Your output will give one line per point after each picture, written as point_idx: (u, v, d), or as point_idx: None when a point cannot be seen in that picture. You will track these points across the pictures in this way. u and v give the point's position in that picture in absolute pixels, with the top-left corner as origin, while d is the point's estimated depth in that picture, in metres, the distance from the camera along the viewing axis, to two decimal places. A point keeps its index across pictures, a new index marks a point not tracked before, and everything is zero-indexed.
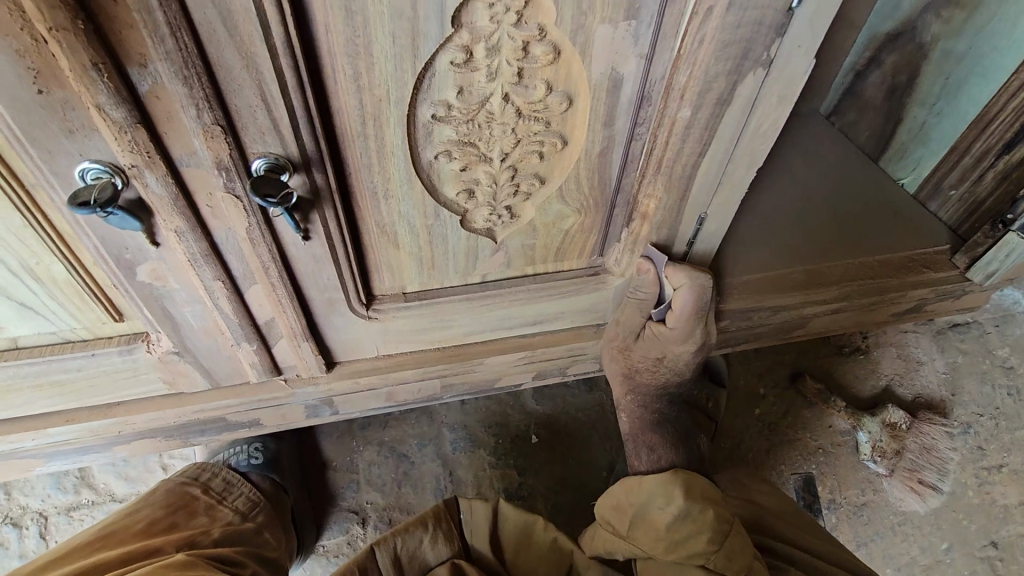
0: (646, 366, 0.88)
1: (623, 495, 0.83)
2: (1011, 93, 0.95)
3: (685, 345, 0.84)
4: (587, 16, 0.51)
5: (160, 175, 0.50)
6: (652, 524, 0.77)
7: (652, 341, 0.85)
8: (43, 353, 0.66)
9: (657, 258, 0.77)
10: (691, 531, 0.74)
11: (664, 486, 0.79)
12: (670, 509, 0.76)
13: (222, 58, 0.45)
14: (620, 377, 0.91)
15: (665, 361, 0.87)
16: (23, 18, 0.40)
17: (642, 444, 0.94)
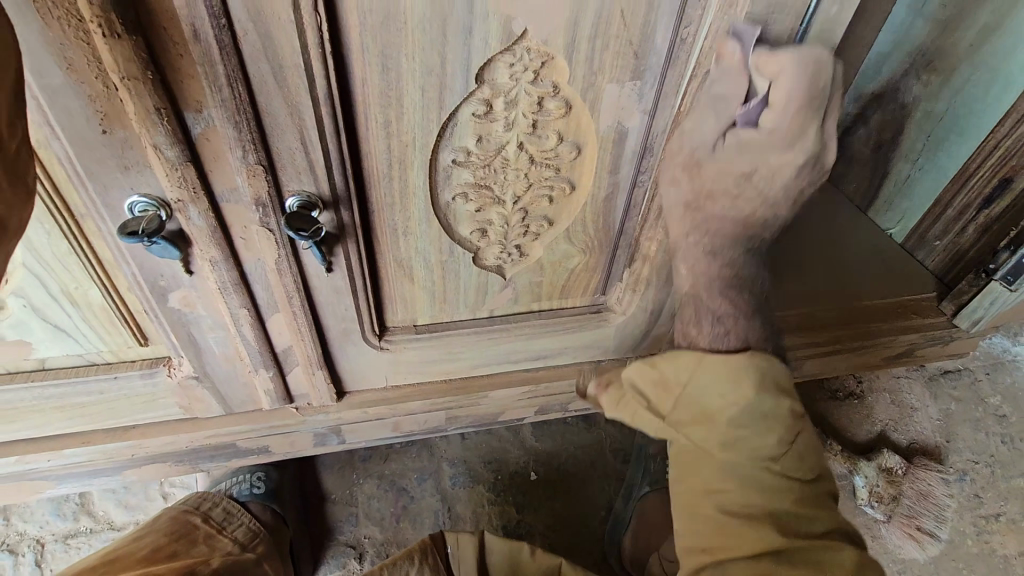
0: (724, 189, 0.59)
1: (670, 372, 0.61)
2: (986, 153, 1.03)
3: (790, 154, 0.55)
4: (596, 77, 0.57)
5: (202, 209, 0.55)
6: (705, 411, 0.58)
7: (735, 151, 0.56)
8: (68, 374, 0.69)
9: (746, 39, 0.53)
10: (761, 425, 0.56)
11: (729, 372, 0.57)
12: (738, 397, 0.56)
13: (270, 106, 0.50)
14: (677, 214, 0.63)
15: (756, 189, 0.58)
16: (98, 68, 0.44)
17: (689, 348, 0.69)
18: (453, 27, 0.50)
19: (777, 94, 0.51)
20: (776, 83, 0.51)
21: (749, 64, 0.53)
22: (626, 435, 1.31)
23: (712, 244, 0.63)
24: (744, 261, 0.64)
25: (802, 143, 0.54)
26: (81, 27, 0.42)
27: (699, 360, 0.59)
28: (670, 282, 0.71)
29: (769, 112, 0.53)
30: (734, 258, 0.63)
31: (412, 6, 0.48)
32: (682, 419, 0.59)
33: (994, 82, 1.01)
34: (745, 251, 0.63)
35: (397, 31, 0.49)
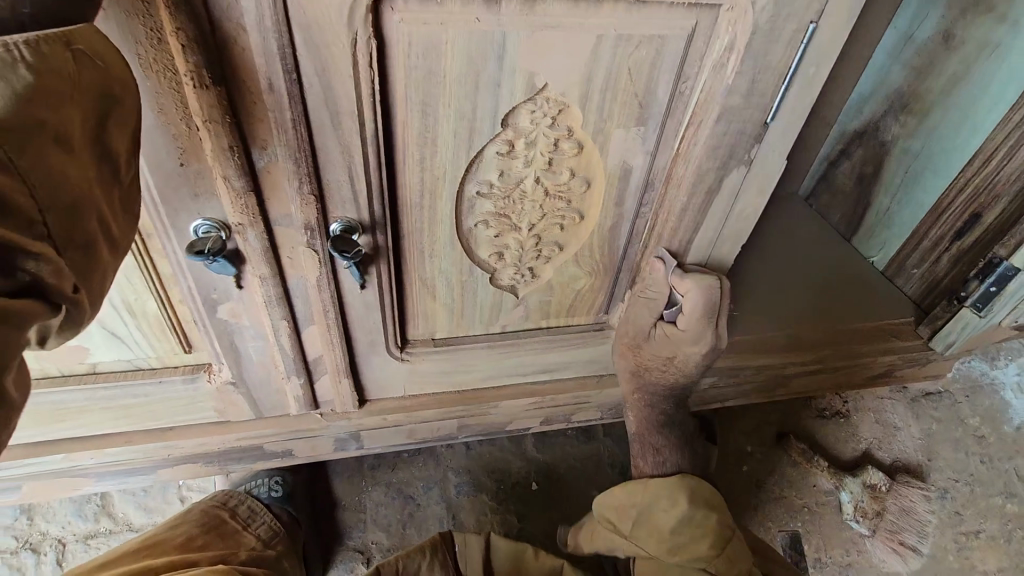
0: (656, 364, 0.88)
1: (629, 499, 0.88)
2: (959, 189, 1.12)
3: (696, 347, 0.84)
4: (606, 123, 0.65)
5: (258, 232, 0.62)
6: (654, 529, 0.84)
7: (664, 341, 0.86)
8: (116, 378, 0.75)
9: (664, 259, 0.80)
10: (694, 534, 0.81)
11: (670, 496, 0.85)
12: (675, 512, 0.83)
13: (325, 144, 0.57)
14: (627, 373, 0.92)
15: (676, 361, 0.87)
16: (185, 113, 0.52)
17: (648, 445, 0.96)
18: (484, 80, 0.58)
19: (681, 284, 0.80)
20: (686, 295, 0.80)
21: (667, 280, 0.81)
22: (624, 448, 1.38)
23: None
24: (679, 375, 0.89)
25: (707, 338, 0.83)
26: (175, 80, 0.50)
27: (649, 484, 0.88)
28: (632, 405, 0.95)
29: (679, 282, 0.80)
30: (662, 397, 0.93)
31: (451, 63, 0.56)
32: (637, 534, 0.85)
33: (963, 125, 1.11)
34: (684, 367, 0.87)
35: (437, 83, 0.57)
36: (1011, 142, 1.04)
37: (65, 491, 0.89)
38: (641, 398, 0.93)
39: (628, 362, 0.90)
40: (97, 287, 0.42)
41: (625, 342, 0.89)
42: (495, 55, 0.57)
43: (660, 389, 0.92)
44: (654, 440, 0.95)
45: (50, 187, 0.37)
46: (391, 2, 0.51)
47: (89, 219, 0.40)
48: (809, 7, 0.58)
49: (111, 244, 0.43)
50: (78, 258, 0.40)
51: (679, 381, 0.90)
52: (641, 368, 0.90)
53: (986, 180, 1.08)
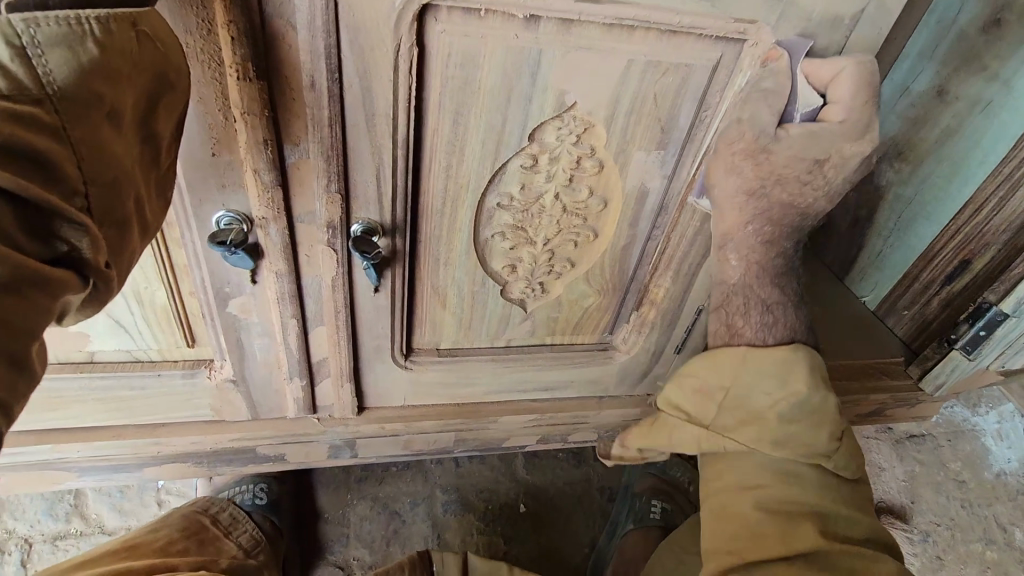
0: (794, 175, 0.66)
1: (718, 381, 0.76)
2: (948, 237, 1.17)
3: (861, 142, 0.63)
4: (628, 144, 0.67)
5: (280, 227, 0.62)
6: (751, 413, 0.74)
7: (804, 143, 0.63)
8: (114, 368, 0.73)
9: (797, 46, 0.60)
10: (811, 424, 0.72)
11: (780, 367, 0.73)
12: (783, 395, 0.72)
13: (357, 146, 0.58)
14: (741, 198, 0.69)
15: (828, 165, 0.64)
16: (223, 103, 0.53)
17: (756, 302, 0.76)
18: (517, 94, 0.60)
19: (828, 68, 0.61)
20: (832, 86, 0.62)
21: (797, 71, 0.61)
22: (612, 474, 1.37)
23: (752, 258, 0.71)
24: (818, 192, 0.68)
25: (869, 135, 0.63)
26: (217, 70, 0.51)
27: (745, 357, 0.75)
28: (737, 245, 0.73)
29: (821, 68, 0.61)
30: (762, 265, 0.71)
31: (486, 75, 0.57)
32: (729, 424, 0.75)
33: (956, 175, 1.15)
34: (829, 182, 0.66)
35: (471, 94, 0.58)
36: (1001, 192, 1.08)
37: (44, 486, 0.87)
38: (758, 231, 0.71)
39: (746, 175, 0.67)
40: (125, 266, 0.41)
41: (741, 148, 0.66)
42: (530, 72, 0.58)
43: (785, 220, 0.71)
44: (765, 294, 0.76)
45: (100, 161, 0.37)
46: (436, 13, 0.52)
47: (128, 198, 0.39)
48: (828, 49, 0.62)
49: (142, 227, 0.43)
50: (111, 236, 0.39)
51: (816, 205, 0.69)
52: (767, 179, 0.67)
53: (975, 228, 1.13)
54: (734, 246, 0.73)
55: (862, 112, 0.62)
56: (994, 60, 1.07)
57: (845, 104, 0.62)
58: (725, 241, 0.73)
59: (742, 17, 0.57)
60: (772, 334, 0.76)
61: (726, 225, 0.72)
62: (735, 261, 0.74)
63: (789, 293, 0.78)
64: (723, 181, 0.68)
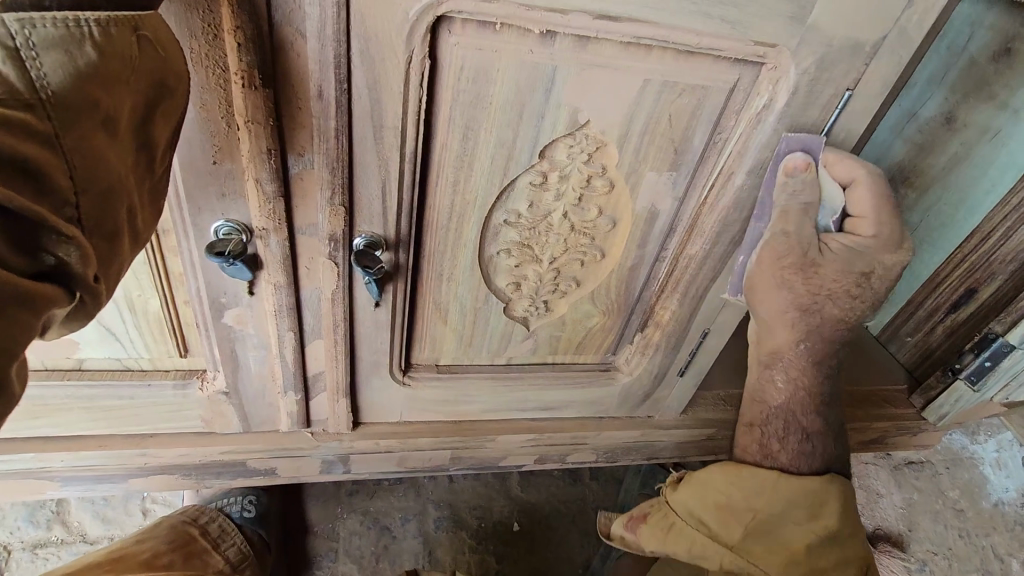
0: (835, 284, 0.66)
1: (745, 503, 0.73)
2: (955, 266, 1.15)
3: (898, 254, 0.66)
4: (640, 164, 0.66)
5: (281, 239, 0.60)
6: (779, 543, 0.71)
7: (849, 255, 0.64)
8: (103, 376, 0.71)
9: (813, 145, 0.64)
10: (838, 558, 0.71)
11: (813, 499, 0.72)
12: (814, 528, 0.71)
13: (362, 158, 0.56)
14: (793, 313, 0.69)
15: (874, 278, 0.66)
16: (227, 111, 0.51)
17: (796, 428, 0.77)
18: (529, 110, 0.58)
19: (846, 171, 0.64)
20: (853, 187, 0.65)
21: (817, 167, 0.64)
22: (607, 493, 1.35)
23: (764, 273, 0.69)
24: (867, 306, 0.68)
25: (900, 248, 0.66)
26: (222, 77, 0.49)
27: (774, 484, 0.73)
28: (787, 364, 0.73)
29: (838, 164, 0.64)
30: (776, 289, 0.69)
31: (498, 90, 0.56)
32: (756, 549, 0.71)
33: (961, 204, 1.13)
34: (875, 296, 0.67)
35: (482, 109, 0.57)
36: (1007, 224, 1.08)
37: (26, 494, 0.84)
38: (807, 349, 0.71)
39: (798, 292, 0.67)
40: (114, 280, 0.39)
41: (791, 262, 0.65)
42: (544, 88, 0.57)
43: (830, 338, 0.71)
44: (806, 422, 0.77)
45: (91, 170, 0.34)
46: (450, 25, 0.51)
47: (121, 207, 0.37)
48: (846, 75, 0.60)
49: (133, 237, 0.40)
50: (102, 248, 0.37)
51: (862, 318, 0.69)
52: (818, 295, 0.67)
53: (981, 258, 1.12)
54: (783, 366, 0.74)
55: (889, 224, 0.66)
56: (1003, 90, 1.05)
57: (872, 220, 0.65)
58: (776, 359, 0.73)
59: (761, 40, 0.56)
60: (808, 462, 0.77)
61: (779, 343, 0.72)
62: (779, 383, 0.75)
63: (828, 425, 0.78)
64: (771, 297, 0.69)
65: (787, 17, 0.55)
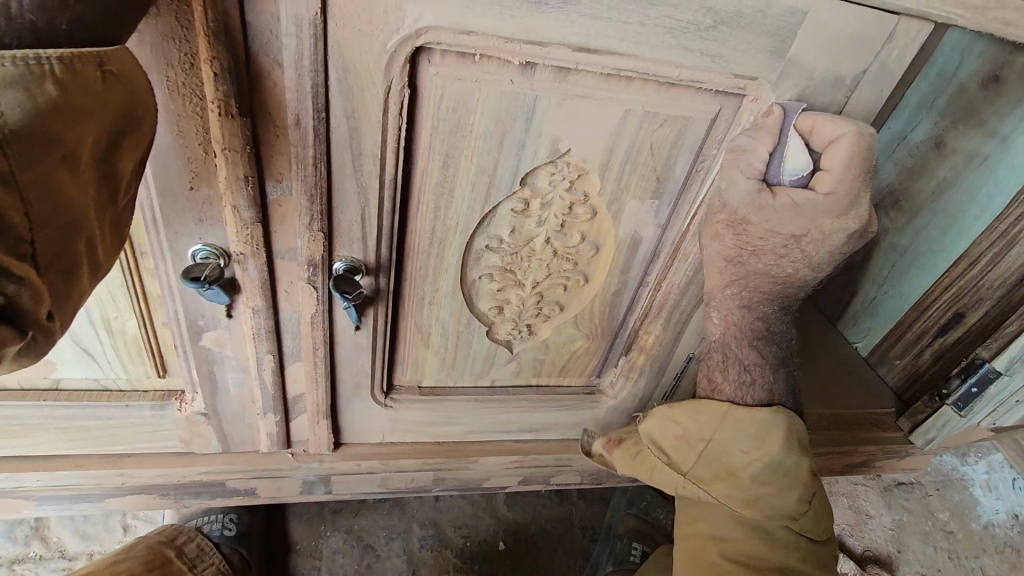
0: (772, 246, 0.62)
1: (717, 453, 0.73)
2: (943, 289, 1.15)
3: (844, 220, 0.58)
4: (622, 192, 0.66)
5: (259, 263, 0.60)
6: (728, 471, 0.71)
7: (786, 213, 0.58)
8: (79, 397, 0.70)
9: (791, 110, 0.57)
10: (782, 487, 0.70)
11: (759, 430, 0.71)
12: (758, 458, 0.70)
13: (342, 185, 0.56)
14: (721, 263, 0.66)
15: (806, 240, 0.60)
16: (204, 138, 0.51)
17: (736, 362, 0.74)
18: (510, 138, 0.58)
19: (829, 129, 0.57)
20: (830, 149, 0.57)
21: (787, 129, 0.57)
22: (595, 513, 1.34)
23: (748, 299, 0.69)
24: (799, 264, 0.63)
25: (856, 211, 0.58)
26: (199, 105, 0.49)
27: (725, 414, 0.73)
28: (718, 304, 0.70)
29: (821, 126, 0.57)
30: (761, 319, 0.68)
31: (479, 119, 0.56)
32: (706, 477, 0.72)
33: (949, 229, 1.13)
34: (810, 256, 0.62)
35: (462, 137, 0.57)
36: (996, 248, 1.06)
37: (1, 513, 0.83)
38: (735, 296, 0.68)
39: (726, 244, 0.64)
40: (69, 312, 0.38)
41: (723, 220, 0.62)
42: (524, 117, 0.57)
43: (762, 287, 0.67)
44: (744, 356, 0.74)
45: (49, 208, 0.34)
46: (430, 55, 0.51)
47: (78, 241, 0.37)
48: (827, 108, 0.61)
49: (92, 270, 0.40)
50: (57, 283, 0.36)
51: (800, 276, 0.64)
52: (745, 248, 0.63)
53: (969, 282, 1.11)
54: (717, 305, 0.71)
55: (852, 186, 0.57)
56: (992, 117, 1.05)
57: (836, 175, 0.57)
58: (710, 298, 0.71)
59: (742, 73, 0.56)
60: (750, 394, 0.75)
61: (710, 283, 0.69)
62: (716, 319, 0.73)
63: (770, 357, 0.75)
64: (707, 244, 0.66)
65: (768, 51, 0.55)
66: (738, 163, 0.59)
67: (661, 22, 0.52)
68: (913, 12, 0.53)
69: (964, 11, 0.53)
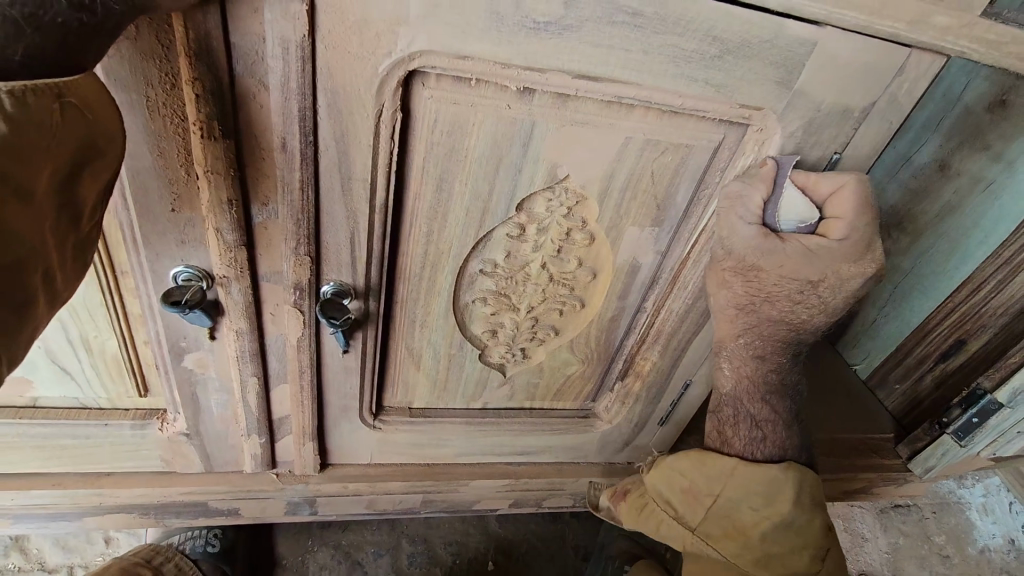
0: (785, 293, 0.59)
1: (725, 509, 0.69)
2: (943, 315, 1.13)
3: (860, 264, 0.56)
4: (621, 220, 0.64)
5: (243, 286, 0.58)
6: (737, 529, 0.68)
7: (799, 257, 0.55)
8: (57, 415, 0.68)
9: (785, 163, 0.57)
10: (795, 547, 0.67)
11: (769, 487, 0.68)
12: (770, 514, 0.67)
13: (330, 209, 0.54)
14: (732, 311, 0.63)
15: (823, 286, 0.57)
16: (186, 159, 0.49)
17: (746, 416, 0.71)
18: (507, 163, 0.56)
19: (829, 181, 0.57)
20: (833, 199, 0.58)
21: (783, 181, 0.57)
22: (588, 532, 1.32)
23: (762, 348, 0.65)
24: (814, 311, 0.60)
25: (871, 255, 0.56)
26: (181, 126, 0.47)
27: (733, 470, 0.69)
28: (730, 354, 0.67)
29: (820, 181, 0.57)
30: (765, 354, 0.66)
31: (474, 144, 0.54)
32: (714, 533, 0.69)
33: (954, 255, 1.10)
34: (826, 302, 0.58)
35: (456, 161, 0.55)
36: (999, 275, 1.04)
37: None
38: (748, 346, 0.65)
39: (736, 291, 0.61)
40: (22, 351, 0.35)
41: (730, 268, 0.60)
42: (521, 142, 0.55)
43: (777, 335, 0.64)
44: (756, 410, 0.70)
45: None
46: (424, 78, 0.49)
47: (32, 274, 0.34)
48: (835, 138, 0.59)
49: (52, 299, 0.37)
50: (10, 319, 0.33)
51: (814, 322, 0.61)
52: (758, 296, 0.60)
53: (972, 308, 1.08)
54: (729, 355, 0.67)
55: (864, 231, 0.56)
56: (998, 141, 1.02)
57: (848, 223, 0.56)
58: (720, 348, 0.68)
59: (748, 103, 0.54)
60: (761, 450, 0.71)
61: (720, 333, 0.66)
62: (727, 370, 0.69)
63: (783, 412, 0.71)
64: (716, 293, 0.63)
65: (774, 81, 0.53)
66: (736, 209, 0.57)
67: (665, 51, 0.50)
68: (925, 45, 0.52)
69: (979, 45, 0.51)
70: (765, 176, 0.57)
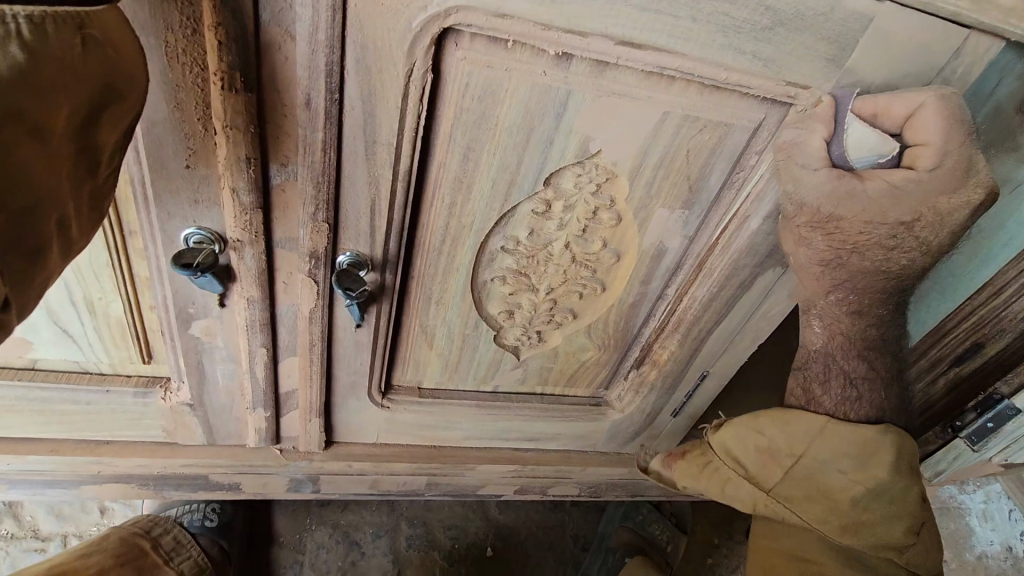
0: (877, 241, 0.56)
1: (808, 470, 0.68)
2: (962, 317, 0.98)
3: (960, 195, 0.53)
4: (651, 200, 0.61)
5: (256, 252, 0.56)
6: (822, 490, 0.67)
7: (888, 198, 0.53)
8: (57, 380, 0.66)
9: (843, 98, 0.52)
10: (888, 515, 0.65)
11: (861, 448, 0.65)
12: (859, 480, 0.65)
13: (353, 174, 0.52)
14: (817, 269, 0.60)
15: (919, 225, 0.55)
16: (204, 111, 0.47)
17: (838, 372, 0.67)
18: (538, 134, 0.53)
19: (901, 105, 0.51)
20: (910, 125, 0.52)
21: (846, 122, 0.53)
22: (587, 521, 1.32)
23: (859, 303, 0.63)
24: (915, 253, 0.57)
25: (974, 180, 0.53)
26: (199, 76, 0.45)
27: (821, 427, 0.67)
28: (820, 312, 0.65)
29: (891, 105, 0.51)
30: None
31: (506, 111, 0.51)
32: (793, 495, 0.68)
33: None
34: (926, 241, 0.56)
35: (486, 129, 0.52)
36: (1020, 282, 0.91)
37: None
38: (841, 303, 0.63)
39: (819, 248, 0.58)
40: (34, 303, 0.32)
41: (804, 222, 0.57)
42: (555, 112, 0.52)
43: (874, 288, 0.61)
44: (850, 366, 0.67)
45: (14, 183, 0.28)
46: (458, 37, 0.46)
47: (47, 219, 0.31)
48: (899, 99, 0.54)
49: (66, 249, 0.34)
50: (23, 266, 0.31)
51: (915, 265, 0.58)
52: (844, 248, 0.58)
53: (992, 312, 0.96)
54: (819, 313, 0.65)
55: (959, 154, 0.52)
56: None
57: (938, 148, 0.52)
58: (809, 306, 0.65)
59: (795, 81, 0.52)
60: (857, 408, 0.68)
61: (809, 290, 0.64)
62: (818, 329, 0.66)
63: (882, 368, 0.67)
64: (794, 251, 0.60)
65: (826, 58, 0.51)
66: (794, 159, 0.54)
67: (715, 18, 0.47)
68: (988, 26, 0.49)
69: None
70: (820, 116, 0.53)
